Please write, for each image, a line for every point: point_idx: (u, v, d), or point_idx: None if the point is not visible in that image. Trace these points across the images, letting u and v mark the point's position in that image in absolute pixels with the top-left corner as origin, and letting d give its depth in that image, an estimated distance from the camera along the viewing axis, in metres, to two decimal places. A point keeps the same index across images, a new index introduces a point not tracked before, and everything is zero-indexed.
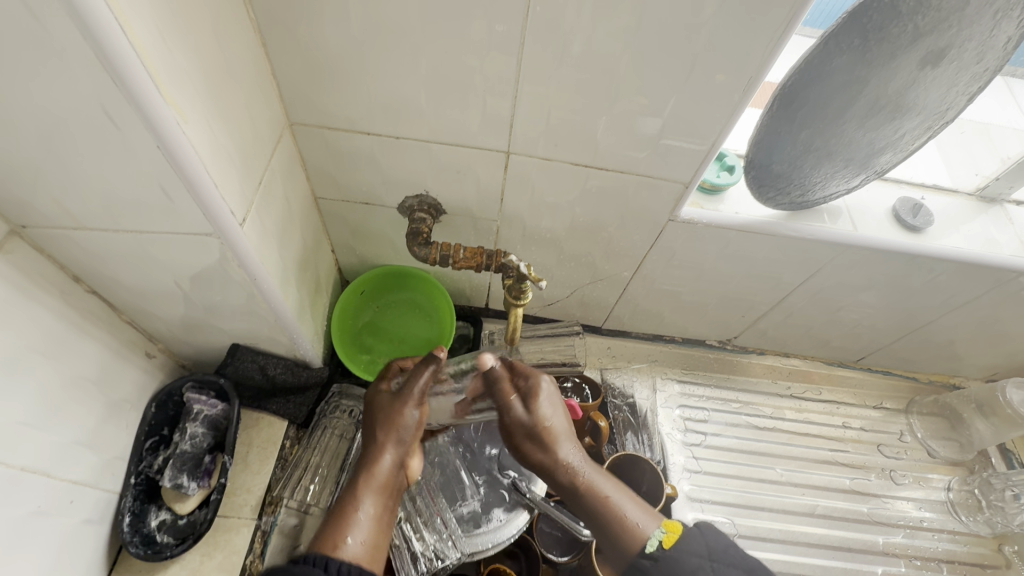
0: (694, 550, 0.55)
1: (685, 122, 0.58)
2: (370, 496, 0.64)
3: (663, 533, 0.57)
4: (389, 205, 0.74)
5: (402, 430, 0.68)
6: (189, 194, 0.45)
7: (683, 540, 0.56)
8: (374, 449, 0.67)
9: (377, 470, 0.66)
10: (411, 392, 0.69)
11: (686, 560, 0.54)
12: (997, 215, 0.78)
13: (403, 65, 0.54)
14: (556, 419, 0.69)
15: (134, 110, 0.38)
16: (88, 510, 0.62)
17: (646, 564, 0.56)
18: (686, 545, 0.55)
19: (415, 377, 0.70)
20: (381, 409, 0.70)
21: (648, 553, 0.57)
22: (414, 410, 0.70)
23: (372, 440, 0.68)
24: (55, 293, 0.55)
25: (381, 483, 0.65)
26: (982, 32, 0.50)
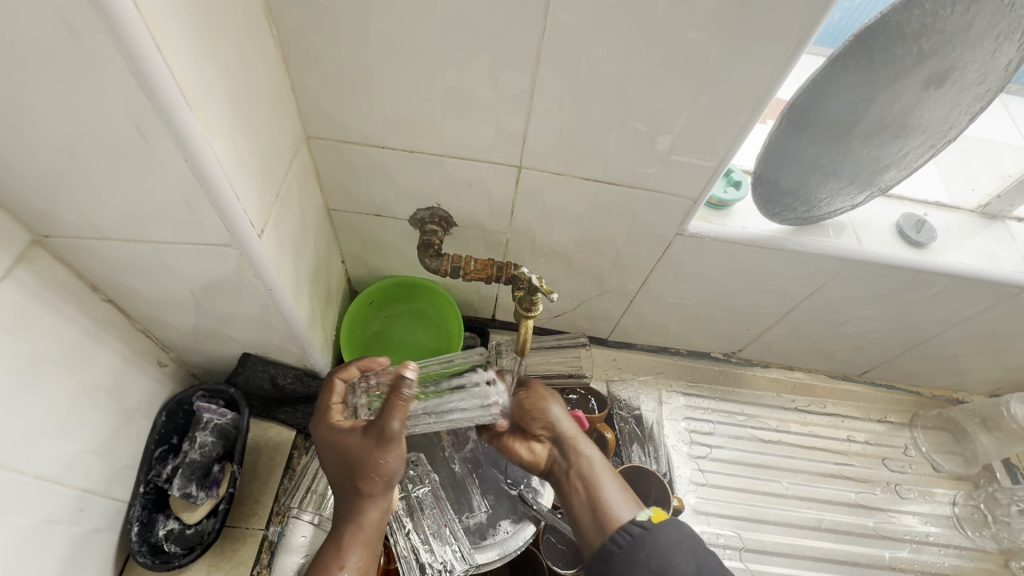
0: (677, 531, 0.57)
1: (695, 139, 0.59)
2: (357, 551, 0.56)
3: (651, 510, 0.60)
4: (401, 217, 0.75)
5: (387, 477, 0.58)
6: (212, 206, 0.46)
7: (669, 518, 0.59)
8: (357, 498, 0.58)
9: (364, 523, 0.57)
10: (391, 433, 0.58)
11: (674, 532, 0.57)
12: (999, 231, 0.79)
13: (419, 82, 0.56)
14: (563, 422, 0.70)
15: (164, 123, 0.39)
16: (98, 519, 0.62)
17: (637, 531, 0.57)
18: (672, 523, 0.58)
19: (390, 415, 0.58)
20: (352, 451, 0.58)
21: (639, 522, 0.58)
22: (399, 452, 0.59)
23: (353, 486, 0.58)
24: (73, 302, 0.56)
25: (367, 535, 0.57)
26: (984, 54, 0.51)
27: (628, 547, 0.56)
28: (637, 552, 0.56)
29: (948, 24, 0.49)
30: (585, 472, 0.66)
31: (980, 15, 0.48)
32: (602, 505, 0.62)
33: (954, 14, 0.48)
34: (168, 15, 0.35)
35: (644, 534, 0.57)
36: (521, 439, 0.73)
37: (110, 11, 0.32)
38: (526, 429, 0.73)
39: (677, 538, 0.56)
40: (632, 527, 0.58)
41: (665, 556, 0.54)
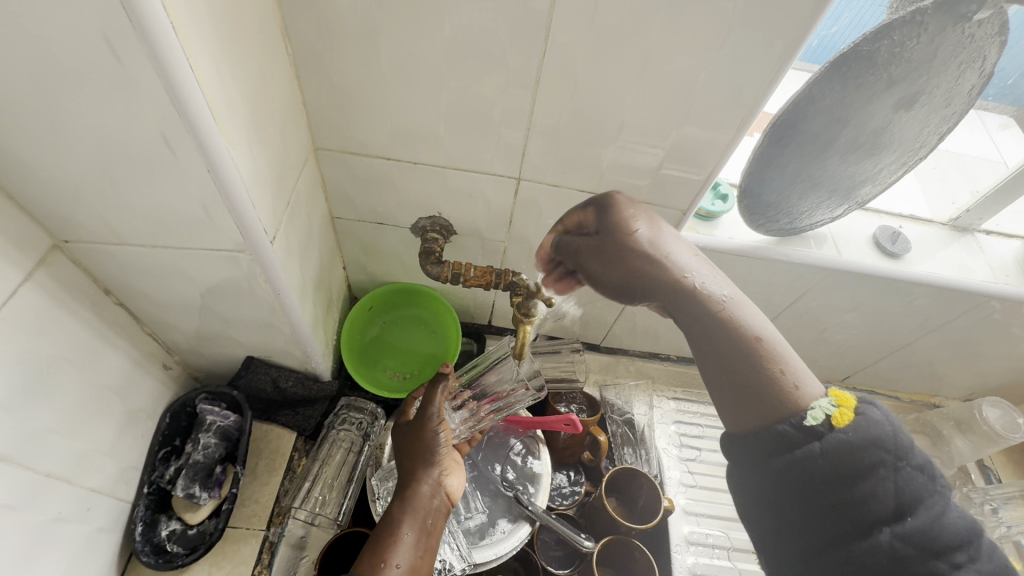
0: (873, 438, 0.44)
1: (684, 155, 0.63)
2: (410, 518, 0.60)
3: (832, 402, 0.47)
4: (403, 226, 0.78)
5: (432, 449, 0.66)
6: (229, 213, 0.49)
7: (860, 422, 0.45)
8: (409, 478, 0.65)
9: (413, 495, 0.62)
10: (433, 413, 0.70)
11: (869, 450, 0.43)
12: (969, 243, 0.84)
13: (425, 97, 0.59)
14: (659, 233, 0.61)
15: (191, 136, 0.41)
16: (103, 518, 0.64)
17: (794, 433, 0.46)
18: (863, 426, 0.44)
19: (430, 401, 0.71)
20: (404, 440, 0.70)
21: (810, 426, 0.45)
22: (441, 429, 0.69)
23: (408, 466, 0.66)
24: (86, 305, 0.58)
25: (418, 505, 0.62)
26: (949, 81, 0.56)
27: (802, 460, 0.45)
28: (816, 471, 0.44)
29: (914, 53, 0.53)
30: (754, 343, 0.51)
31: (943, 45, 0.53)
32: (784, 382, 0.49)
33: (919, 44, 0.53)
34: (200, 36, 0.38)
35: (822, 448, 0.44)
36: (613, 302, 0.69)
37: (150, 34, 0.34)
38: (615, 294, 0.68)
39: (875, 462, 0.43)
40: (785, 427, 0.47)
41: (857, 477, 0.43)
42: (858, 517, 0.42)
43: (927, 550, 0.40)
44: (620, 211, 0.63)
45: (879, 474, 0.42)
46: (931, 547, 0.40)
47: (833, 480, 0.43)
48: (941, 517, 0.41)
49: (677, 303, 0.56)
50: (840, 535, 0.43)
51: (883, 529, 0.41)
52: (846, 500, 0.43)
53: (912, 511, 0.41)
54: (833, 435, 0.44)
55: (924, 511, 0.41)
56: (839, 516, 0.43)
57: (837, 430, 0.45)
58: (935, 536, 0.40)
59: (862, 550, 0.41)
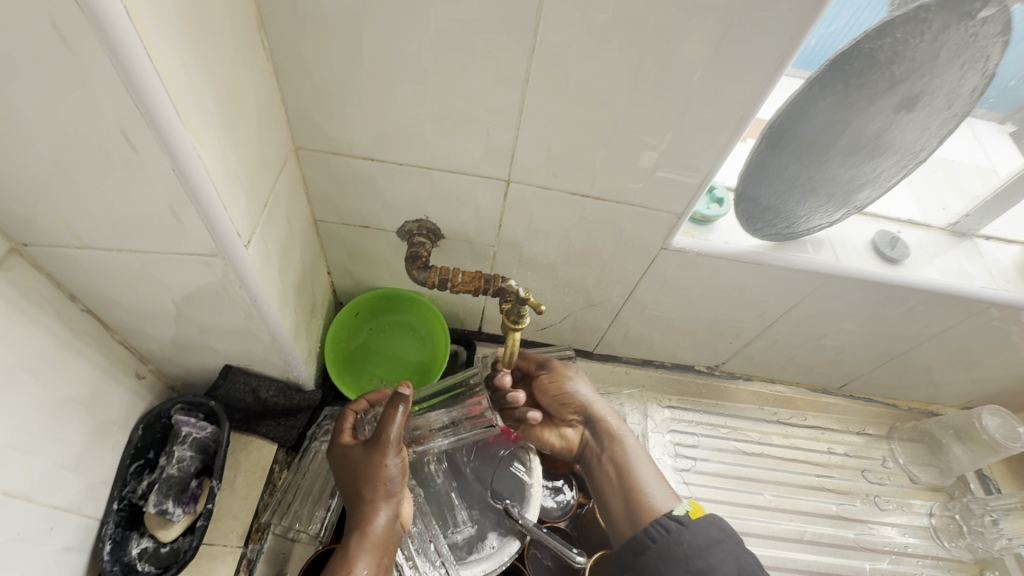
0: (716, 532, 0.63)
1: (680, 156, 0.61)
2: (365, 558, 0.55)
3: (688, 506, 0.66)
4: (389, 229, 0.75)
5: (389, 482, 0.59)
6: (198, 215, 0.46)
7: (710, 522, 0.65)
8: (363, 508, 0.58)
9: (370, 529, 0.57)
10: (389, 440, 0.60)
11: (711, 530, 0.63)
12: (967, 249, 0.82)
13: (410, 95, 0.56)
14: (590, 399, 0.80)
15: (154, 132, 0.38)
16: (68, 537, 0.60)
17: (671, 526, 0.64)
18: (708, 528, 0.64)
19: (386, 426, 0.60)
20: (355, 465, 0.61)
21: (676, 518, 0.65)
22: (398, 457, 0.61)
23: (359, 495, 0.59)
24: (50, 312, 0.55)
25: (376, 541, 0.57)
26: (952, 81, 0.54)
27: (664, 541, 0.63)
28: (671, 548, 0.62)
29: (916, 52, 0.52)
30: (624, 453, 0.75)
31: (945, 44, 0.51)
32: (644, 491, 0.70)
33: (921, 43, 0.51)
34: (162, 25, 0.36)
35: (680, 529, 0.63)
36: (550, 427, 0.81)
37: (103, 21, 0.32)
38: (556, 417, 0.82)
39: (716, 538, 0.62)
40: (664, 520, 0.65)
41: (704, 553, 0.61)
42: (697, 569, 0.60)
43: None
44: (562, 375, 0.81)
45: (720, 549, 0.61)
46: None
47: (679, 555, 0.62)
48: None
49: (584, 452, 0.79)
50: None
51: None
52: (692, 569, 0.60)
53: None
54: (691, 523, 0.64)
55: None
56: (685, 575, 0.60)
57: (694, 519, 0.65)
58: None
59: None
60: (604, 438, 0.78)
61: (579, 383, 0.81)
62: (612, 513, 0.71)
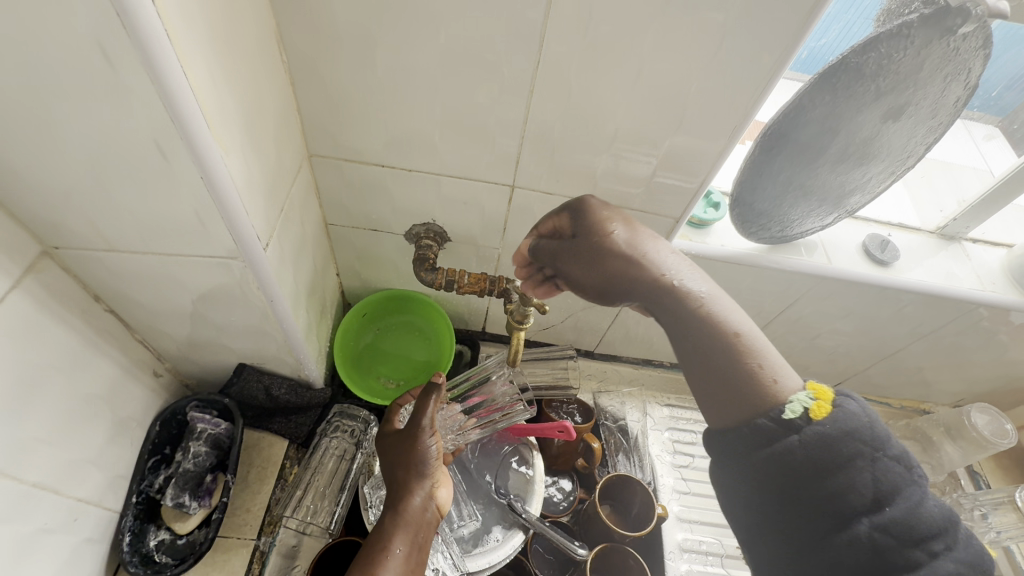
0: (851, 427, 0.43)
1: (678, 164, 0.63)
2: (400, 534, 0.56)
3: (810, 396, 0.45)
4: (397, 232, 0.78)
5: (423, 462, 0.62)
6: (223, 220, 0.49)
7: (838, 414, 0.44)
8: (400, 489, 0.61)
9: (406, 507, 0.59)
10: (423, 423, 0.64)
11: (844, 441, 0.42)
12: (956, 252, 0.85)
13: (420, 105, 0.59)
14: (661, 254, 0.56)
15: (185, 143, 0.41)
16: (90, 529, 0.63)
17: (773, 428, 0.44)
18: (841, 417, 0.43)
19: (420, 412, 0.65)
20: (394, 452, 0.64)
21: (787, 418, 0.44)
22: (433, 438, 0.64)
23: (396, 479, 0.62)
24: (76, 312, 0.57)
25: (411, 519, 0.58)
26: (936, 92, 0.57)
27: (776, 449, 0.44)
28: (789, 459, 0.43)
29: (901, 65, 0.54)
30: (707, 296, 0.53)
31: (929, 58, 0.54)
32: (767, 367, 0.48)
33: (905, 57, 0.54)
34: (194, 43, 0.38)
35: (799, 443, 0.43)
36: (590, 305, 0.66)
37: (144, 42, 0.35)
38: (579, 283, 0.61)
39: (851, 450, 0.42)
40: (764, 422, 0.45)
41: (835, 467, 0.42)
42: (836, 513, 0.41)
43: (904, 540, 0.40)
44: (596, 213, 0.59)
45: (857, 465, 0.41)
46: (911, 536, 0.40)
47: (804, 472, 0.42)
48: (919, 508, 0.40)
49: (664, 301, 0.54)
50: (826, 528, 0.41)
51: (862, 521, 0.41)
52: (822, 498, 0.42)
53: (891, 500, 0.41)
54: (810, 427, 0.43)
55: (900, 503, 0.41)
56: (817, 506, 0.42)
57: (814, 422, 0.43)
58: (918, 523, 0.40)
59: (843, 540, 0.41)
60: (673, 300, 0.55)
61: (629, 227, 0.58)
62: (719, 390, 0.49)
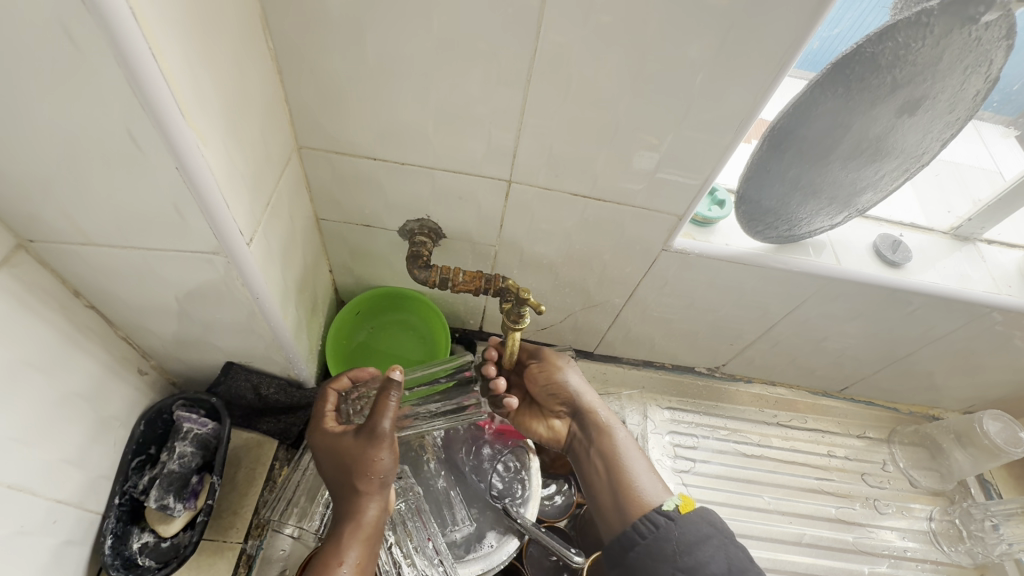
0: (706, 520, 0.63)
1: (682, 158, 0.61)
2: (355, 548, 0.56)
3: (678, 500, 0.64)
4: (391, 228, 0.75)
5: (380, 472, 0.59)
6: (201, 213, 0.46)
7: (699, 512, 0.64)
8: (354, 498, 0.58)
9: (364, 520, 0.57)
10: (382, 430, 0.59)
11: (699, 525, 0.62)
12: (970, 253, 0.82)
13: (412, 96, 0.57)
14: (581, 386, 0.77)
15: (157, 130, 0.39)
16: (70, 531, 0.61)
17: (661, 521, 0.62)
18: (697, 516, 0.63)
19: (381, 417, 0.59)
20: (347, 454, 0.60)
21: (665, 511, 0.63)
22: (391, 445, 0.60)
23: (349, 484, 0.59)
24: (54, 308, 0.55)
25: (368, 531, 0.57)
26: (954, 84, 0.54)
27: (653, 537, 0.61)
28: (661, 545, 0.61)
29: (918, 56, 0.52)
30: (614, 447, 0.71)
31: (948, 48, 0.51)
32: (634, 481, 0.68)
33: (923, 47, 0.51)
34: (165, 23, 0.36)
35: (671, 525, 0.62)
36: (538, 418, 0.78)
37: (108, 20, 0.32)
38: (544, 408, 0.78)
39: (702, 534, 0.61)
40: (652, 518, 0.63)
41: (694, 548, 0.60)
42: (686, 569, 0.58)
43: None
44: (552, 364, 0.77)
45: (711, 543, 0.60)
46: None
47: (669, 552, 0.60)
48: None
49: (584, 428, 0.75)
50: None
51: None
52: (680, 564, 0.59)
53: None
54: (680, 518, 0.62)
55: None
56: None
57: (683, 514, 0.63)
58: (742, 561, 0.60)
59: None
60: (593, 430, 0.75)
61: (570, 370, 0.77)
62: (608, 497, 0.68)
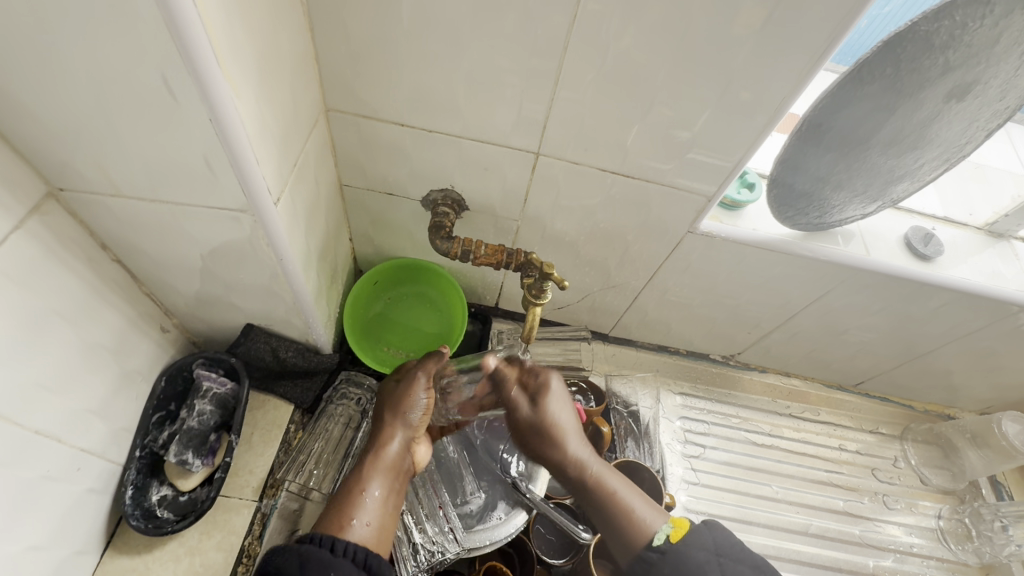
0: (701, 544, 0.60)
1: (716, 138, 0.59)
2: (378, 478, 0.66)
3: (670, 527, 0.62)
4: (414, 198, 0.75)
5: (409, 413, 0.71)
6: (230, 168, 0.46)
7: (690, 535, 0.61)
8: (383, 434, 0.70)
9: (386, 454, 0.68)
10: (418, 379, 0.73)
11: (693, 554, 0.59)
12: (1004, 250, 0.80)
13: (445, 60, 0.56)
14: (568, 423, 0.74)
15: (193, 79, 0.38)
16: (92, 479, 0.62)
17: (653, 557, 0.61)
18: (693, 540, 0.60)
19: (416, 372, 0.74)
20: (387, 399, 0.74)
21: (655, 546, 0.61)
22: (424, 395, 0.73)
23: (381, 425, 0.71)
24: (82, 260, 0.55)
25: (388, 466, 0.68)
26: (1008, 70, 0.52)
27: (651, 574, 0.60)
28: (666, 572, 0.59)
29: (974, 37, 0.50)
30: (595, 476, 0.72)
31: (1007, 29, 0.49)
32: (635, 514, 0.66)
33: (981, 27, 0.49)
34: None
35: (661, 561, 0.60)
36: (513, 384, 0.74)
37: None
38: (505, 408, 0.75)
39: (700, 561, 0.58)
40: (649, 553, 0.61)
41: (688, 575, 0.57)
42: None
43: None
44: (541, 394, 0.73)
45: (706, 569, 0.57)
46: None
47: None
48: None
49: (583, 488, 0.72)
50: None
51: None
52: None
53: None
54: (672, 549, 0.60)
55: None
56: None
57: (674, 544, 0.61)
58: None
59: None
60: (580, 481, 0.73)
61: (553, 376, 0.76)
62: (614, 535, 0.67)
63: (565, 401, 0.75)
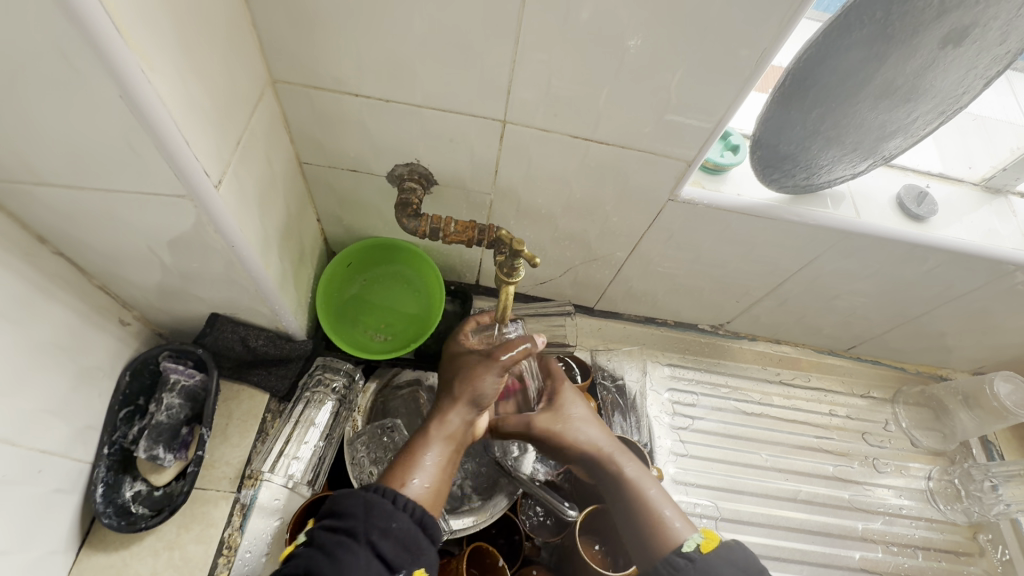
0: (731, 556, 0.58)
1: (692, 97, 0.55)
2: (438, 445, 0.59)
3: (701, 538, 0.60)
4: (379, 173, 0.71)
5: (482, 391, 0.62)
6: (157, 150, 0.42)
7: (721, 549, 0.58)
8: (448, 400, 0.63)
9: (447, 421, 0.61)
10: (500, 361, 0.62)
11: (722, 566, 0.57)
12: (1001, 207, 0.76)
13: (393, 21, 0.51)
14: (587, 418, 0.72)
15: (91, 51, 0.34)
16: (59, 479, 0.60)
17: (681, 563, 0.58)
18: (722, 552, 0.58)
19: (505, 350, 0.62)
20: (465, 364, 0.64)
21: (685, 553, 0.58)
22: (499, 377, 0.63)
23: (448, 392, 0.63)
24: (16, 254, 0.52)
25: (448, 435, 0.61)
26: (1010, 11, 0.47)
27: None
28: None
29: None
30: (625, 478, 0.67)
31: None
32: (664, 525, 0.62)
33: None
34: None
35: (689, 568, 0.57)
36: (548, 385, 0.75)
37: None
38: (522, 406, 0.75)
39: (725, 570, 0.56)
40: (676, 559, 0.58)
41: None
42: None
43: None
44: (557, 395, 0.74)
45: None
46: None
47: None
48: None
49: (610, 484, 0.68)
50: None
51: None
52: None
53: None
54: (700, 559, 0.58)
55: None
56: None
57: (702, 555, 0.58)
58: None
59: None
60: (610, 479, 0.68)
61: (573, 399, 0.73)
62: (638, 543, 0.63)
63: (591, 421, 0.72)
